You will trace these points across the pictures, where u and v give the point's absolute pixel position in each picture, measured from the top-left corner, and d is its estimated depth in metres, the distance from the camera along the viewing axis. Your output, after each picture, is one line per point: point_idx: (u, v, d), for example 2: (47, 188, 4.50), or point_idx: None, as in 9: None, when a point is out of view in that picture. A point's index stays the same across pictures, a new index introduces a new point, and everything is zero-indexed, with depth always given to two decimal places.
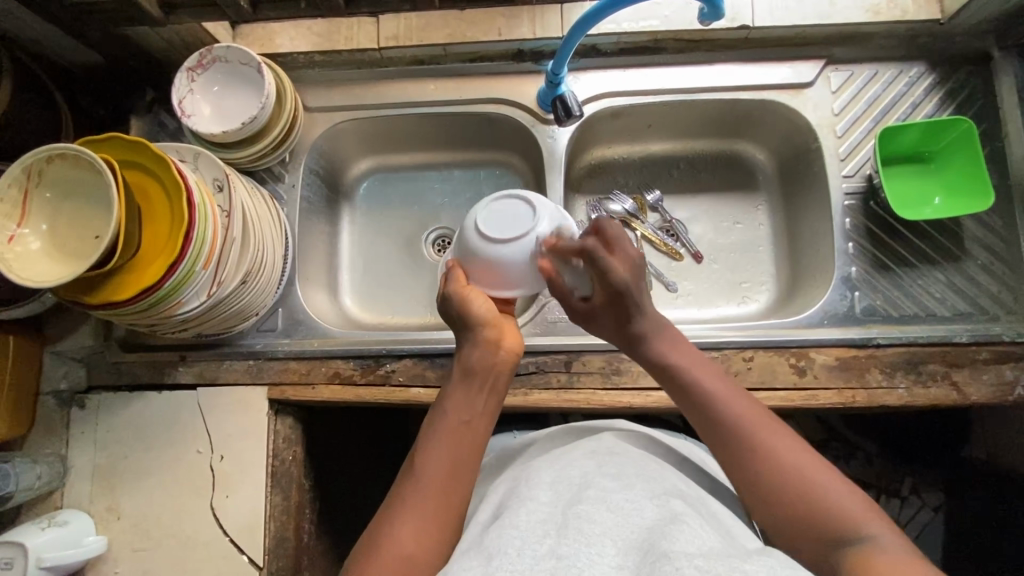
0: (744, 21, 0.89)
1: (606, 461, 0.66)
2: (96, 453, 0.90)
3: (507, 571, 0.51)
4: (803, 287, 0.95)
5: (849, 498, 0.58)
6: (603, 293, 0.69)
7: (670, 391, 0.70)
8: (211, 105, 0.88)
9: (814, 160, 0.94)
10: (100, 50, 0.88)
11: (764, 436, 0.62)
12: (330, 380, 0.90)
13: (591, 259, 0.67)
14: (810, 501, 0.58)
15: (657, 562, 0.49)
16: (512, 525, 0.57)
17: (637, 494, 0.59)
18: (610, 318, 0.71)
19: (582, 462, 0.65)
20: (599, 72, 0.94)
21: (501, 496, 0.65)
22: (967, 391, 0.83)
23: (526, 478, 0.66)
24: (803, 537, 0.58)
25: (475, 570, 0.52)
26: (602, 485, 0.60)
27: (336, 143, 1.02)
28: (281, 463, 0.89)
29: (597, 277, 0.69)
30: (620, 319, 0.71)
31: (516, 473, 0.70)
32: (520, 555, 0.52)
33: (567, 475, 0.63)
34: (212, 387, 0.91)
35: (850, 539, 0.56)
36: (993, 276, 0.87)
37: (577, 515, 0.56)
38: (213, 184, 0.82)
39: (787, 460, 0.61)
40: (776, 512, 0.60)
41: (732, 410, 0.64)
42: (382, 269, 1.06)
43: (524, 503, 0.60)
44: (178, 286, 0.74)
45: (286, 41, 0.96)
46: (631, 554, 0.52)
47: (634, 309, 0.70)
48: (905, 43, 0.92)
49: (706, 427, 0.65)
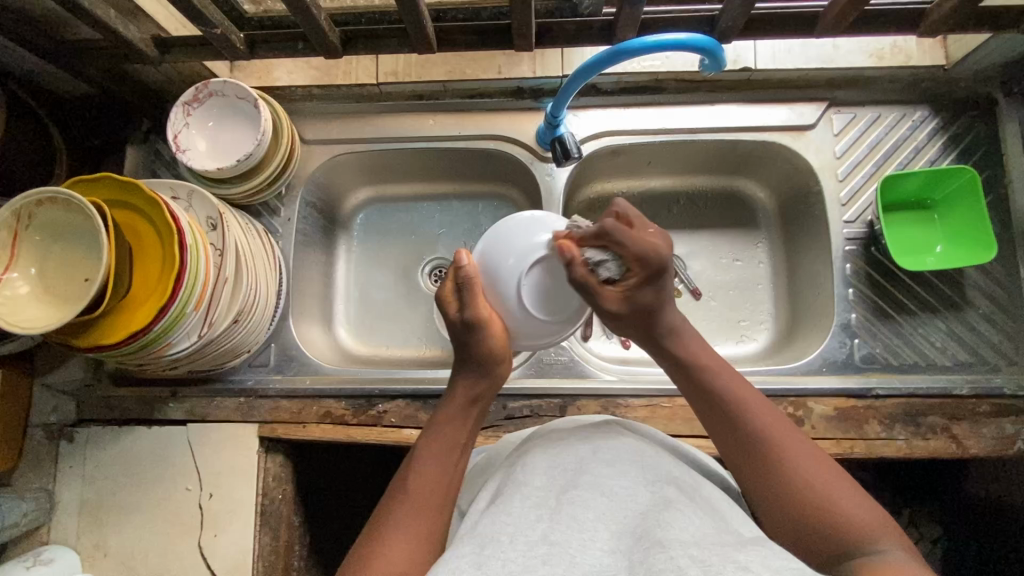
0: (745, 64, 0.89)
1: (602, 445, 0.64)
2: (83, 488, 0.89)
3: (499, 561, 0.50)
4: (803, 329, 0.94)
5: (867, 513, 0.56)
6: (638, 271, 0.64)
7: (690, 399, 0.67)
8: (206, 139, 0.87)
9: (815, 203, 0.93)
10: (97, 84, 0.87)
11: (784, 442, 0.60)
12: (321, 420, 0.90)
13: (617, 237, 0.63)
14: (828, 513, 0.56)
15: (650, 550, 0.49)
16: (506, 512, 0.56)
17: (631, 481, 0.58)
18: (643, 307, 0.65)
19: (577, 446, 0.63)
20: (600, 110, 0.93)
21: (497, 476, 0.64)
22: (967, 444, 0.82)
23: (522, 457, 0.65)
24: (819, 549, 0.56)
25: (467, 557, 0.51)
26: (597, 472, 0.59)
27: (333, 175, 1.01)
28: (270, 502, 0.88)
29: (631, 253, 0.63)
30: (654, 300, 0.65)
31: (510, 455, 0.68)
32: (512, 542, 0.52)
33: (562, 460, 0.61)
34: (203, 423, 0.90)
35: (866, 553, 0.53)
36: (995, 327, 0.86)
37: (570, 501, 0.56)
38: (206, 222, 0.81)
39: (802, 466, 0.59)
40: (795, 522, 0.57)
41: (755, 419, 0.62)
42: (378, 300, 1.05)
43: (518, 485, 0.59)
44: (168, 330, 0.72)
45: (285, 75, 0.97)
46: (624, 539, 0.53)
47: (666, 298, 0.66)
48: (908, 87, 0.91)
49: (725, 434, 0.63)
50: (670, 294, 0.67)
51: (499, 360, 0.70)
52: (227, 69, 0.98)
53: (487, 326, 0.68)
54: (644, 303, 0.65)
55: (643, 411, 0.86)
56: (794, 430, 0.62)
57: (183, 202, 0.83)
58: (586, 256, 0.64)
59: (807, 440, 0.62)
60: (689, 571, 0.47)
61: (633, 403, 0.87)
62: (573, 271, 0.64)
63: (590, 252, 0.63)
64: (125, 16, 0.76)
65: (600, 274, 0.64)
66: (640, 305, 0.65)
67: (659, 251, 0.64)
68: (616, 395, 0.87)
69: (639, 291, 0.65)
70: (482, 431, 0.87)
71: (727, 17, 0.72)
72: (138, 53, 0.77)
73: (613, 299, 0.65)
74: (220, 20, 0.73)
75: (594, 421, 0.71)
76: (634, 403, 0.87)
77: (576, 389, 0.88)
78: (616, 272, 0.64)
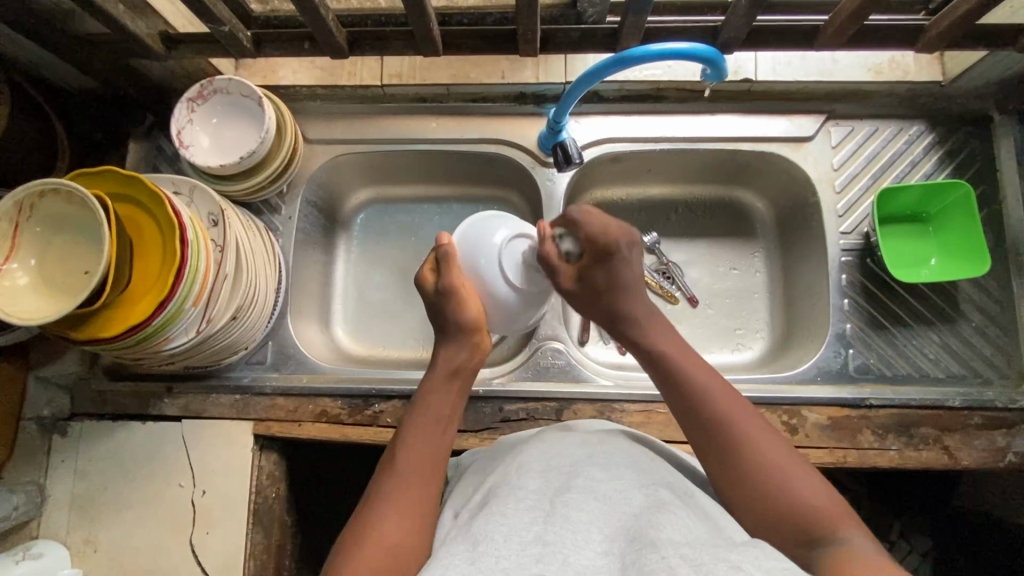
0: (746, 75, 0.91)
1: (597, 447, 0.65)
2: (74, 483, 0.89)
3: (492, 558, 0.51)
4: (798, 339, 0.95)
5: (820, 497, 0.58)
6: (590, 254, 0.72)
7: (654, 379, 0.70)
8: (210, 136, 0.88)
9: (813, 214, 0.94)
10: (101, 77, 0.87)
11: (739, 421, 0.63)
12: (317, 418, 0.90)
13: (580, 216, 0.72)
14: (785, 498, 0.58)
15: (643, 551, 0.50)
16: (501, 513, 0.56)
17: (625, 483, 0.59)
18: (597, 287, 0.73)
19: (572, 448, 0.64)
20: (603, 117, 0.94)
21: (490, 477, 0.65)
22: (959, 456, 0.83)
23: (516, 458, 0.65)
24: (773, 529, 0.58)
25: (461, 559, 0.52)
26: (591, 474, 0.60)
27: (335, 175, 1.01)
28: (264, 500, 0.88)
29: (585, 236, 0.72)
30: (608, 279, 0.72)
31: (508, 455, 0.68)
32: (507, 541, 0.53)
33: (556, 462, 0.62)
34: (198, 420, 0.90)
35: (822, 540, 0.55)
36: (987, 340, 0.87)
37: (565, 503, 0.56)
38: (208, 219, 0.81)
39: (766, 452, 0.61)
40: (751, 503, 0.59)
41: (713, 403, 0.64)
42: (376, 301, 1.05)
43: (513, 486, 0.59)
44: (167, 323, 0.72)
45: (290, 73, 0.97)
46: (617, 542, 0.53)
47: (620, 282, 0.72)
48: (906, 102, 0.93)
49: (682, 410, 0.66)
50: (626, 282, 0.72)
51: (475, 331, 0.73)
52: (231, 67, 0.98)
53: (462, 298, 0.72)
54: (597, 283, 0.72)
55: (639, 417, 0.87)
56: (755, 415, 0.64)
57: (185, 197, 0.83)
58: (556, 234, 0.74)
59: (765, 420, 0.64)
60: (679, 570, 0.47)
61: (630, 408, 0.87)
62: (543, 247, 0.72)
63: (563, 244, 0.74)
64: (133, 12, 0.76)
65: (561, 246, 0.73)
66: (592, 285, 0.73)
67: (610, 234, 0.72)
68: (613, 400, 0.88)
69: (591, 269, 0.72)
70: (478, 433, 0.87)
71: (729, 28, 0.74)
72: (144, 48, 0.78)
73: (567, 277, 0.72)
74: (228, 18, 0.74)
75: (586, 427, 0.71)
76: (630, 408, 0.87)
77: (572, 393, 0.88)
78: (574, 249, 0.74)
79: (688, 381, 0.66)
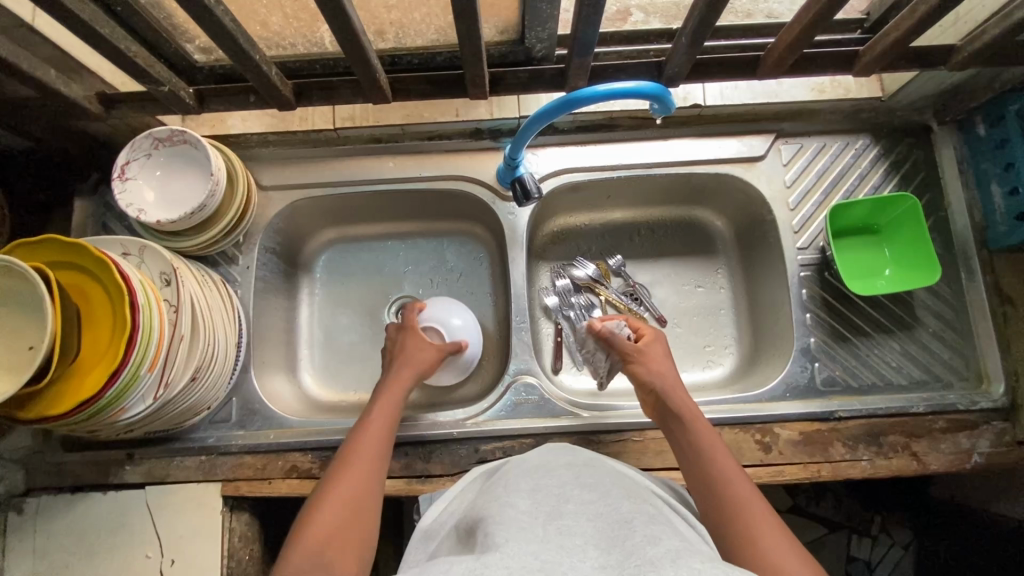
0: (696, 100, 0.92)
1: (584, 475, 0.66)
2: (33, 563, 0.84)
3: (498, 557, 0.50)
4: (766, 354, 0.96)
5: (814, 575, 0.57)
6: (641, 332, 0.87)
7: (679, 451, 0.73)
8: (151, 178, 0.85)
9: (770, 231, 0.96)
10: (38, 139, 0.84)
11: (744, 497, 0.65)
12: (288, 475, 0.87)
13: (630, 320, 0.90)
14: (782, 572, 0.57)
15: (640, 566, 0.49)
16: (493, 532, 0.55)
17: (614, 507, 0.59)
18: (652, 361, 0.82)
19: (560, 476, 0.65)
20: (557, 148, 0.95)
21: (470, 513, 0.65)
22: (927, 461, 0.84)
23: (502, 487, 0.65)
24: None
25: (465, 561, 0.50)
26: (580, 501, 0.60)
27: (294, 220, 1.00)
28: (237, 564, 0.85)
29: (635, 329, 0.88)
30: (661, 355, 0.83)
31: (488, 483, 0.70)
32: (512, 547, 0.51)
33: (546, 487, 0.63)
34: (162, 486, 0.86)
35: None
36: (945, 344, 0.90)
37: (558, 529, 0.55)
38: (159, 278, 0.79)
39: (752, 518, 0.62)
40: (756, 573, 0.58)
41: (727, 480, 0.67)
42: (345, 342, 1.03)
43: (504, 509, 0.59)
44: (122, 394, 0.69)
45: (240, 122, 0.96)
46: (612, 557, 0.52)
47: (665, 361, 0.83)
48: (850, 118, 0.95)
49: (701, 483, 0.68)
50: (667, 364, 0.82)
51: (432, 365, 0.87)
52: (178, 120, 0.96)
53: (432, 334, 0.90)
54: (655, 364, 0.82)
55: (616, 446, 0.87)
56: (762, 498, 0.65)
57: (140, 160, 0.84)
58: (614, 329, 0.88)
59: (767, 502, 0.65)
60: None
61: (606, 438, 0.87)
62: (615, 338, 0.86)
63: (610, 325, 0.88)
64: (67, 75, 0.74)
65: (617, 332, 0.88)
66: (650, 363, 0.82)
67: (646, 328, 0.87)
68: (589, 431, 0.88)
69: (644, 349, 0.84)
70: (455, 477, 0.86)
71: (674, 64, 0.75)
72: (82, 111, 0.76)
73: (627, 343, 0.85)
74: (167, 77, 0.72)
75: (561, 453, 0.72)
76: (607, 439, 0.87)
77: (547, 427, 0.87)
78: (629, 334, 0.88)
79: (708, 460, 0.70)
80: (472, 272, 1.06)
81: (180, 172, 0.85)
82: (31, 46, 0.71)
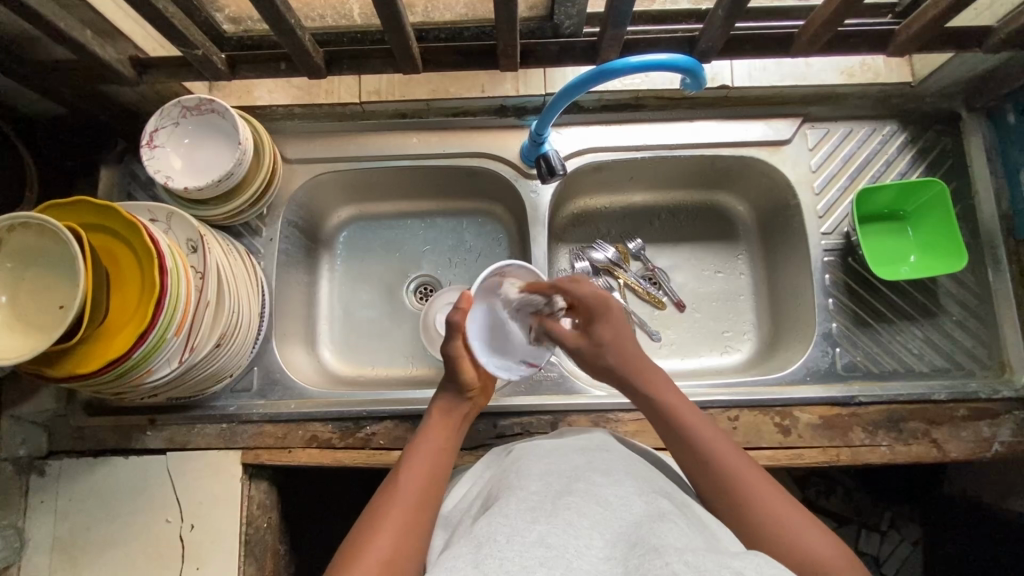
0: (723, 81, 0.92)
1: (596, 456, 0.65)
2: (55, 524, 0.85)
3: (496, 561, 0.51)
4: (786, 340, 0.96)
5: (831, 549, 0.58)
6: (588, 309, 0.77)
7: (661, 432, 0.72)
8: (178, 146, 0.85)
9: (794, 216, 0.95)
10: (68, 104, 0.85)
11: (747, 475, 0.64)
12: (307, 444, 0.88)
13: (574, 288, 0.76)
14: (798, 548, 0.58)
15: (646, 556, 0.50)
16: (503, 515, 0.56)
17: (626, 490, 0.58)
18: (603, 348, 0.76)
19: (573, 458, 0.65)
20: (582, 127, 0.95)
21: (489, 490, 0.65)
22: (947, 448, 0.84)
23: (515, 470, 0.65)
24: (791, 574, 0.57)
25: (465, 559, 0.52)
26: (592, 480, 0.60)
27: (316, 194, 1.00)
28: (255, 531, 0.86)
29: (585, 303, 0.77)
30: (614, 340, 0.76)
31: (506, 462, 0.69)
32: (509, 542, 0.52)
33: (558, 468, 0.63)
34: (183, 452, 0.87)
35: None
36: (967, 332, 0.89)
37: (566, 506, 0.56)
38: (186, 244, 0.79)
39: (764, 494, 0.63)
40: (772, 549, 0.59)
41: (724, 460, 0.66)
42: (363, 319, 1.04)
43: (513, 493, 0.59)
44: (148, 355, 0.69)
45: (266, 94, 0.96)
46: (618, 547, 0.52)
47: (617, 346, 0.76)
48: (879, 103, 0.95)
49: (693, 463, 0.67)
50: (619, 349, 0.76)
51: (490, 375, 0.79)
52: (205, 90, 0.97)
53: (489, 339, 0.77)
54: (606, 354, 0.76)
55: (634, 425, 0.87)
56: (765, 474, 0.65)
57: (168, 128, 0.84)
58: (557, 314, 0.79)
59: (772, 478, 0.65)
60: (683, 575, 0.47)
61: (624, 417, 0.87)
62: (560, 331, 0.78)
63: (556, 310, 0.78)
64: (102, 38, 0.74)
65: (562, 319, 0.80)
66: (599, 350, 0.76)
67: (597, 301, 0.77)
68: (607, 410, 0.88)
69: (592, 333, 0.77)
70: (474, 451, 0.87)
71: (707, 39, 0.75)
72: (115, 75, 0.76)
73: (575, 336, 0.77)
74: (200, 42, 0.72)
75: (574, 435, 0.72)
76: (625, 417, 0.87)
77: (566, 405, 0.88)
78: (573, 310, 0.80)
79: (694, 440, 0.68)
80: (492, 252, 1.06)
81: (208, 141, 0.85)
82: (69, 8, 0.71)
